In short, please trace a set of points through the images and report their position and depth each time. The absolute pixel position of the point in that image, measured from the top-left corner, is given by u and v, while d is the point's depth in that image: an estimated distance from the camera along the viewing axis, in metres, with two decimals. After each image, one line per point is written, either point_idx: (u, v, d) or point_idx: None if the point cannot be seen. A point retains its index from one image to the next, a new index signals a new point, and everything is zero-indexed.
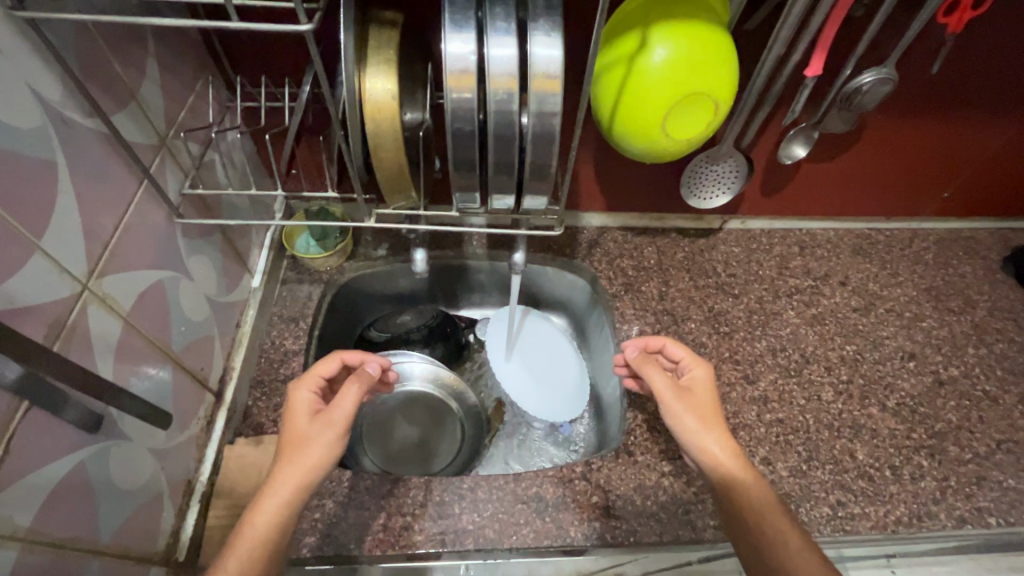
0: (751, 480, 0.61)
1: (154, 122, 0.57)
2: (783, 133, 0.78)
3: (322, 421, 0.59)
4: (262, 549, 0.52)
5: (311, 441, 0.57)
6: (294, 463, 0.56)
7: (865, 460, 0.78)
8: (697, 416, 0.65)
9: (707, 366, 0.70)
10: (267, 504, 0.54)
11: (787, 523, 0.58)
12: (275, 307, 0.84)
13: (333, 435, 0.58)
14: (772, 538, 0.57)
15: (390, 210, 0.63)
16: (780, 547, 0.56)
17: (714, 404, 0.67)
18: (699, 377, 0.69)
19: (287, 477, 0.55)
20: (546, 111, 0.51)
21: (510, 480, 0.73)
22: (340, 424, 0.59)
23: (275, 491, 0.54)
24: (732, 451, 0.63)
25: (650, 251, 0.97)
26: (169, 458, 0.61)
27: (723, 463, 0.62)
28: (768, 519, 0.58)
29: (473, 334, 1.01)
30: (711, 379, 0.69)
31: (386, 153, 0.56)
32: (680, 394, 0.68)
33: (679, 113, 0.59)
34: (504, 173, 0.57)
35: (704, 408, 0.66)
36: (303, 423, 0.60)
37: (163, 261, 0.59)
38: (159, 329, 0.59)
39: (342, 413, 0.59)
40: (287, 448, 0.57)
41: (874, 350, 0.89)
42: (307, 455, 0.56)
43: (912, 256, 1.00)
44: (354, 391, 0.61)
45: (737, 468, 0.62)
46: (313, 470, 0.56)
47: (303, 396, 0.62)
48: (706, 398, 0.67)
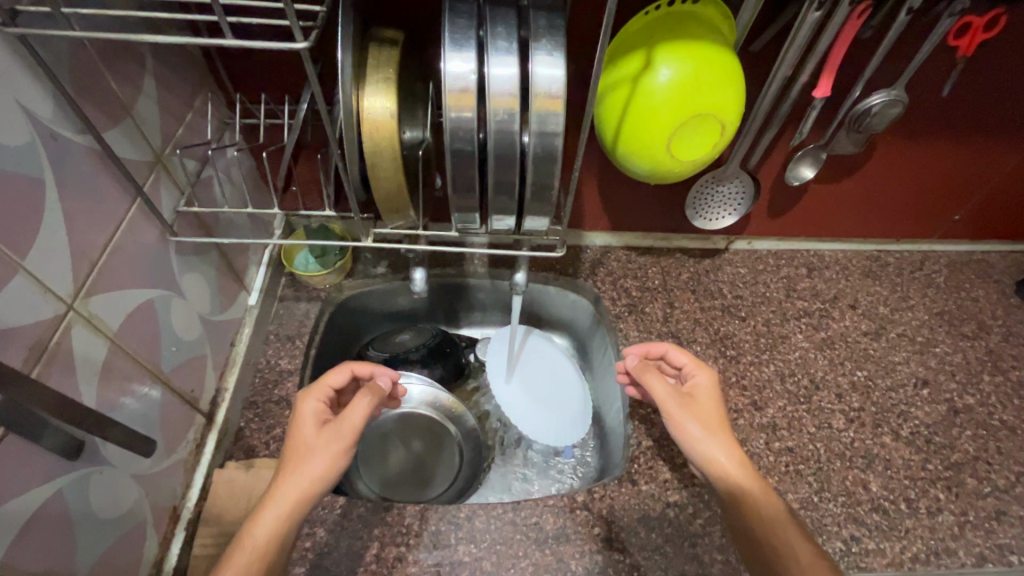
0: (761, 494, 0.58)
1: (149, 138, 0.56)
2: (790, 154, 0.75)
3: (330, 434, 0.56)
4: (258, 566, 0.49)
5: (317, 451, 0.55)
6: (298, 475, 0.53)
7: (879, 492, 0.74)
8: (701, 425, 0.63)
9: (710, 372, 0.68)
10: (268, 516, 0.51)
11: (799, 539, 0.55)
12: (271, 326, 0.83)
13: (341, 447, 0.56)
14: (784, 554, 0.54)
15: (388, 229, 0.62)
16: (794, 563, 0.54)
17: (719, 413, 0.64)
18: (703, 384, 0.67)
19: (288, 490, 0.53)
20: (548, 131, 0.50)
21: (509, 509, 0.70)
22: (347, 437, 0.57)
23: (276, 502, 0.52)
24: (740, 462, 0.60)
25: (654, 271, 0.95)
26: (155, 483, 0.59)
27: (731, 475, 0.59)
28: (781, 533, 0.55)
29: (474, 355, 0.98)
30: (715, 386, 0.67)
31: (384, 172, 0.55)
32: (682, 403, 0.65)
33: (685, 132, 0.57)
34: (505, 195, 0.56)
35: (707, 415, 0.63)
36: (310, 434, 0.57)
37: (154, 279, 0.57)
38: (148, 348, 0.57)
39: (350, 424, 0.57)
40: (291, 459, 0.55)
41: (886, 376, 0.86)
42: (311, 466, 0.54)
43: (923, 279, 0.97)
44: (364, 403, 0.59)
45: (746, 481, 0.59)
46: (316, 483, 0.54)
47: (311, 406, 0.60)
48: (711, 406, 0.65)
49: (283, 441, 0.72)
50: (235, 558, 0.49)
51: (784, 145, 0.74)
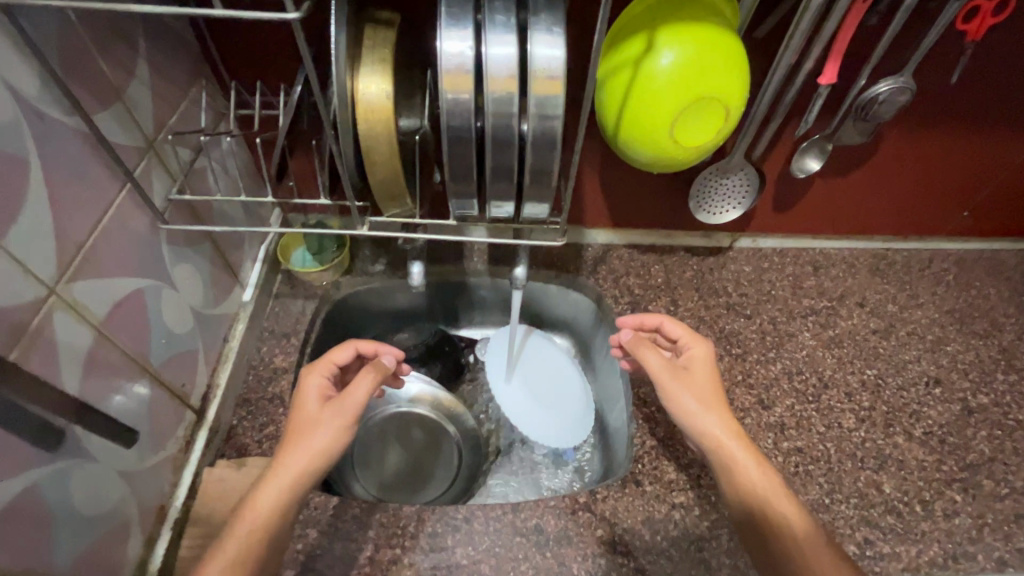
0: (754, 464, 0.59)
1: (141, 124, 0.55)
2: (795, 145, 0.73)
3: (333, 409, 0.58)
4: (262, 531, 0.52)
5: (320, 426, 0.57)
6: (301, 449, 0.55)
7: (892, 494, 0.72)
8: (696, 397, 0.63)
9: (707, 345, 0.67)
10: (272, 487, 0.54)
11: (791, 506, 0.56)
12: (266, 323, 0.81)
13: (344, 423, 0.58)
14: (777, 522, 0.56)
15: (384, 218, 0.60)
16: (784, 529, 0.55)
17: (715, 385, 0.64)
18: (699, 357, 0.66)
19: (292, 463, 0.55)
20: (547, 113, 0.49)
21: (508, 510, 0.67)
22: (349, 413, 0.59)
23: (280, 475, 0.54)
24: (734, 434, 0.60)
25: (657, 269, 0.93)
26: (141, 480, 0.57)
27: (726, 447, 0.60)
28: (774, 501, 0.57)
29: (473, 356, 0.95)
30: (711, 357, 0.66)
31: (380, 157, 0.53)
32: (679, 376, 0.65)
33: (689, 116, 0.56)
34: (503, 180, 0.54)
35: (704, 387, 0.64)
36: (314, 409, 0.60)
37: (144, 268, 0.56)
38: (138, 338, 0.55)
39: (353, 400, 0.59)
40: (296, 433, 0.57)
41: (897, 375, 0.84)
42: (315, 440, 0.56)
43: (932, 277, 0.95)
44: (367, 381, 0.61)
45: (741, 451, 0.60)
46: (319, 456, 0.56)
47: (314, 382, 0.63)
48: (708, 379, 0.65)
49: (275, 440, 0.70)
50: (240, 523, 0.52)
51: (788, 136, 0.73)
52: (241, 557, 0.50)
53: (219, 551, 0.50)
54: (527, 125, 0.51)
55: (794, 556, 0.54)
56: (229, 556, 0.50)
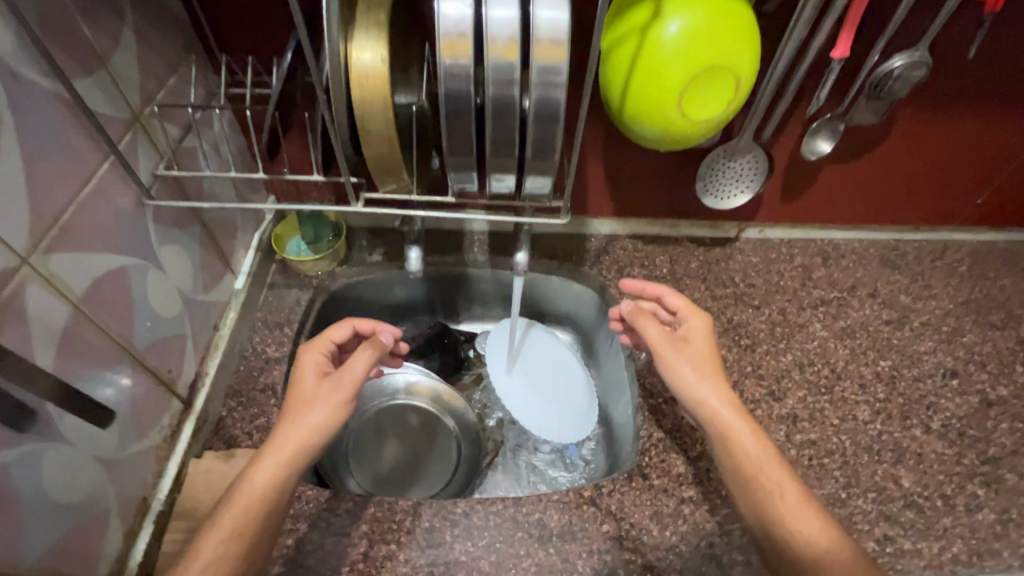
0: (751, 435, 0.57)
1: (127, 95, 0.53)
2: (806, 125, 0.71)
3: (330, 385, 0.57)
4: (258, 508, 0.50)
5: (317, 402, 0.55)
6: (298, 424, 0.54)
7: (911, 488, 0.69)
8: (695, 368, 0.61)
9: (705, 317, 0.65)
10: (268, 463, 0.52)
11: (785, 476, 0.55)
12: (259, 312, 0.79)
13: (341, 399, 0.56)
14: (772, 492, 0.54)
15: (379, 194, 0.57)
16: (778, 499, 0.54)
17: (712, 354, 0.63)
18: (697, 328, 0.65)
19: (289, 439, 0.53)
20: (551, 78, 0.47)
21: (509, 504, 0.64)
22: (347, 390, 0.57)
23: (277, 451, 0.53)
24: (731, 405, 0.58)
25: (662, 260, 0.91)
26: (122, 469, 0.54)
27: (725, 419, 0.58)
28: (767, 472, 0.55)
29: (474, 350, 0.92)
30: (709, 330, 0.65)
31: (375, 128, 0.51)
32: (676, 347, 0.63)
33: (696, 89, 0.53)
34: (503, 152, 0.52)
35: (704, 357, 0.62)
36: (311, 385, 0.58)
37: (128, 246, 0.53)
38: (121, 318, 0.53)
39: (352, 376, 0.58)
40: (293, 408, 0.56)
41: (912, 367, 0.81)
42: (312, 416, 0.54)
43: (945, 268, 0.92)
44: (365, 357, 0.59)
45: (739, 423, 0.58)
46: (315, 433, 0.54)
47: (312, 359, 0.61)
48: (706, 351, 0.63)
49: (266, 431, 0.67)
50: (236, 500, 0.50)
51: (798, 118, 0.70)
52: (239, 532, 0.49)
53: (216, 526, 0.49)
54: (528, 101, 0.49)
55: (786, 524, 0.53)
56: (225, 530, 0.49)
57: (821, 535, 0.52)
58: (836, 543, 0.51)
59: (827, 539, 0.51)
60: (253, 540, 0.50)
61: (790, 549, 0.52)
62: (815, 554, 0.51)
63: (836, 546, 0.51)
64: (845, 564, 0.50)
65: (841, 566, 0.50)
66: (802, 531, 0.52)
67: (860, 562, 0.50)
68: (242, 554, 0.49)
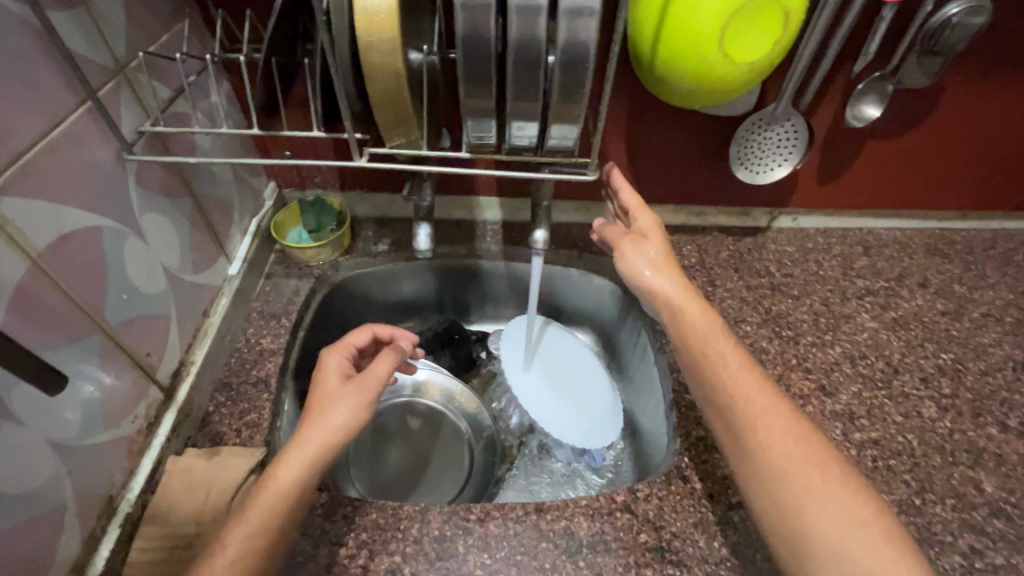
0: (699, 311, 0.56)
1: (110, 42, 0.48)
2: (850, 87, 0.67)
3: (354, 385, 0.51)
4: (283, 509, 0.45)
5: (338, 401, 0.50)
6: (320, 423, 0.48)
7: (995, 494, 0.60)
8: (653, 258, 0.59)
9: (653, 215, 0.62)
10: (292, 459, 0.47)
11: (729, 346, 0.54)
12: (255, 302, 0.73)
13: (365, 400, 0.51)
14: (713, 362, 0.54)
15: (385, 150, 0.51)
16: (722, 367, 0.53)
17: (665, 248, 0.60)
18: (649, 222, 0.61)
19: (313, 436, 0.47)
20: (581, 8, 0.41)
21: (531, 510, 0.56)
22: (372, 390, 0.51)
23: (301, 445, 0.47)
24: (687, 290, 0.57)
25: (690, 249, 0.84)
26: (84, 462, 0.47)
27: (687, 308, 0.56)
28: (710, 342, 0.55)
29: (486, 351, 0.84)
30: (658, 225, 0.61)
31: (380, 67, 0.44)
32: (631, 242, 0.60)
33: (740, 25, 0.48)
34: (526, 95, 0.46)
35: (657, 247, 0.59)
36: (333, 385, 0.52)
37: (104, 206, 0.48)
38: (92, 285, 0.47)
39: (376, 376, 0.52)
40: (315, 407, 0.50)
41: (978, 360, 0.72)
42: (334, 414, 0.49)
43: (1000, 257, 0.84)
44: (389, 358, 0.54)
45: (692, 304, 0.56)
46: (340, 432, 0.48)
47: (334, 361, 0.56)
48: (660, 244, 0.60)
49: (256, 429, 0.60)
50: (260, 496, 0.45)
51: (840, 79, 0.67)
52: (263, 535, 0.44)
53: (241, 520, 0.44)
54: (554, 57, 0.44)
55: (728, 391, 0.52)
56: (249, 527, 0.44)
57: (759, 397, 0.51)
58: (773, 403, 0.51)
59: (764, 399, 0.51)
60: (274, 543, 0.45)
61: (728, 411, 0.52)
62: (753, 413, 0.50)
63: (775, 408, 0.51)
64: (778, 420, 0.50)
65: (774, 421, 0.50)
66: (740, 395, 0.51)
67: (796, 419, 0.50)
68: (266, 555, 0.44)
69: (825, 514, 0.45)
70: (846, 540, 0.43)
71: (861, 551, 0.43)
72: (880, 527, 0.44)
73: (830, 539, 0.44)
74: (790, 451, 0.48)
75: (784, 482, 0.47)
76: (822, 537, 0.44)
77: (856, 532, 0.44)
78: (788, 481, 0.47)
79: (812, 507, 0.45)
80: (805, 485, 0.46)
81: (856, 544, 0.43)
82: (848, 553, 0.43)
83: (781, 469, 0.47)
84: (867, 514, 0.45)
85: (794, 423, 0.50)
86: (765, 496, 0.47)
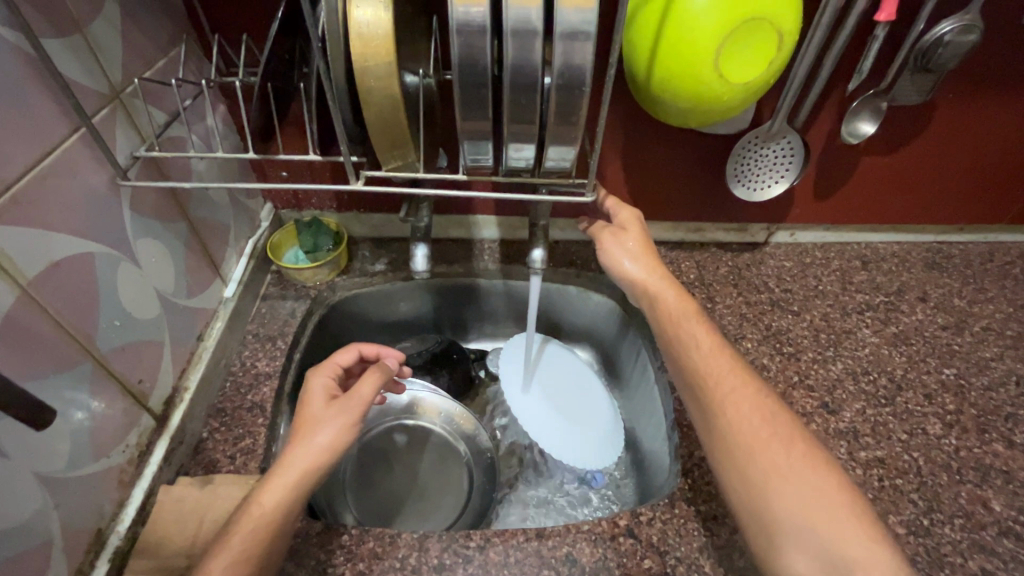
0: (674, 298, 0.59)
1: (106, 67, 0.48)
2: (844, 105, 0.68)
3: (338, 407, 0.50)
4: (268, 535, 0.45)
5: (323, 424, 0.49)
6: (303, 446, 0.48)
7: (1004, 513, 0.59)
8: (633, 249, 0.61)
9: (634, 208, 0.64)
10: (277, 483, 0.46)
11: (702, 330, 0.57)
12: (251, 324, 0.72)
13: (351, 422, 0.50)
14: (686, 341, 0.56)
15: (381, 173, 0.51)
16: (694, 348, 0.55)
17: (645, 241, 0.62)
18: (629, 218, 0.63)
19: (297, 461, 0.47)
20: (577, 31, 0.41)
21: (532, 536, 0.54)
22: (356, 412, 0.50)
23: (285, 471, 0.46)
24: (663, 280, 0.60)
25: (689, 266, 0.84)
26: (72, 493, 0.46)
27: (665, 297, 0.59)
28: (684, 326, 0.57)
29: (484, 370, 0.83)
30: (639, 218, 0.63)
31: (376, 91, 0.44)
32: (611, 235, 0.63)
33: (735, 47, 0.48)
34: (522, 117, 0.46)
35: (636, 239, 0.61)
36: (319, 407, 0.52)
37: (96, 231, 0.48)
38: (82, 312, 0.46)
39: (361, 398, 0.51)
40: (299, 431, 0.50)
41: (981, 375, 0.71)
42: (319, 437, 0.48)
43: (997, 270, 0.84)
44: (374, 378, 0.53)
45: (668, 291, 0.59)
46: (324, 454, 0.48)
47: (320, 383, 0.55)
48: (639, 235, 0.62)
49: (251, 455, 0.59)
50: (243, 524, 0.45)
51: (834, 97, 0.67)
52: (247, 561, 0.44)
53: (224, 547, 0.44)
54: (551, 79, 0.45)
55: (699, 372, 0.54)
56: (234, 552, 0.44)
57: (729, 376, 0.53)
58: (742, 382, 0.52)
59: (734, 380, 0.53)
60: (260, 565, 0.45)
61: (700, 392, 0.53)
62: (722, 394, 0.52)
63: (745, 389, 0.52)
64: (745, 397, 0.52)
65: (742, 401, 0.51)
66: (710, 375, 0.53)
67: (766, 401, 0.52)
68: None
69: (788, 488, 0.46)
70: (806, 512, 0.45)
71: (822, 524, 0.45)
72: (842, 501, 0.46)
73: (793, 510, 0.45)
74: (756, 430, 0.49)
75: (752, 458, 0.48)
76: (784, 509, 0.46)
77: (816, 503, 0.46)
78: (753, 455, 0.48)
79: (777, 482, 0.47)
80: (768, 460, 0.48)
81: (816, 515, 0.45)
82: (808, 524, 0.45)
83: (744, 447, 0.49)
84: (830, 488, 0.46)
85: (763, 403, 0.51)
86: (731, 471, 0.49)
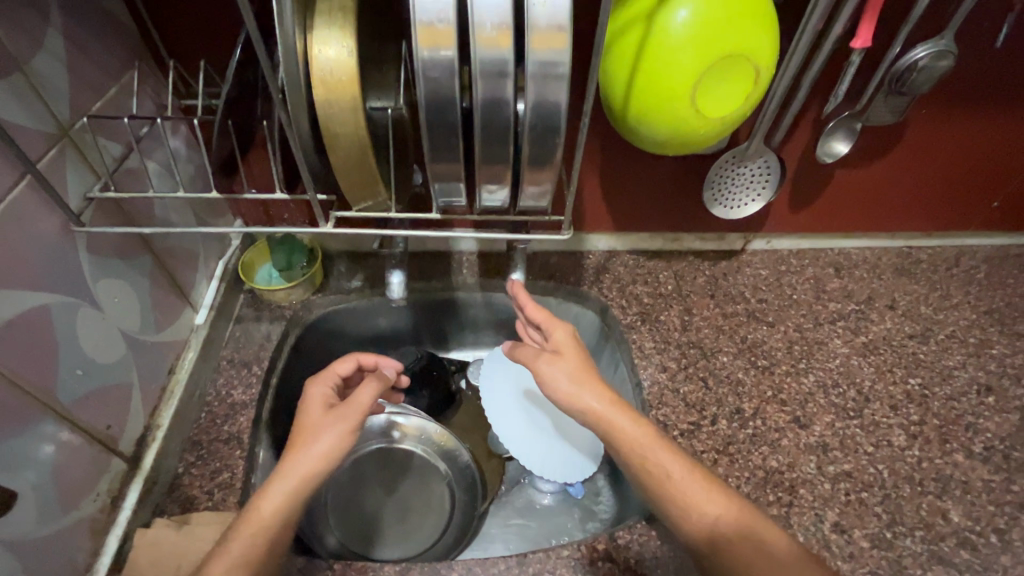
0: (629, 423, 0.49)
1: (50, 105, 0.45)
2: (819, 122, 0.68)
3: (337, 414, 0.51)
4: (266, 537, 0.44)
5: (322, 431, 0.49)
6: (303, 452, 0.48)
7: (962, 523, 0.62)
8: (571, 373, 0.52)
9: (569, 325, 0.57)
10: (275, 489, 0.46)
11: (669, 456, 0.48)
12: (225, 350, 0.70)
13: (348, 428, 0.50)
14: (655, 471, 0.48)
15: (353, 212, 0.50)
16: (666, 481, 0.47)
17: (588, 362, 0.54)
18: (563, 338, 0.56)
19: (298, 465, 0.47)
20: (550, 72, 0.40)
21: (513, 566, 0.55)
22: (354, 418, 0.51)
23: (284, 477, 0.47)
24: (614, 404, 0.50)
25: (666, 276, 0.83)
26: (40, 553, 0.45)
27: (619, 426, 0.49)
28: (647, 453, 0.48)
29: (466, 381, 0.83)
30: (575, 335, 0.56)
31: (342, 136, 0.43)
32: (545, 359, 0.55)
33: (711, 79, 0.47)
34: (496, 156, 0.45)
35: (572, 365, 0.53)
36: (317, 414, 0.52)
37: (49, 280, 0.45)
38: (39, 367, 0.44)
39: (359, 405, 0.51)
40: (297, 439, 0.50)
41: (944, 384, 0.74)
42: (319, 444, 0.48)
43: (964, 276, 0.86)
44: (372, 387, 0.53)
45: (620, 416, 0.50)
46: (324, 460, 0.48)
47: (317, 392, 0.55)
48: (576, 358, 0.54)
49: (229, 490, 0.58)
50: (242, 529, 0.44)
51: (812, 114, 0.67)
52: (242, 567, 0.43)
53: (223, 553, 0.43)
54: (524, 115, 0.43)
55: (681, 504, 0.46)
56: (231, 557, 0.43)
57: (709, 503, 0.46)
58: (723, 504, 0.46)
59: (711, 501, 0.46)
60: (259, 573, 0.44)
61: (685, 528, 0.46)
62: (699, 519, 0.45)
63: (722, 504, 0.46)
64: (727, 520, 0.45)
65: (735, 531, 0.44)
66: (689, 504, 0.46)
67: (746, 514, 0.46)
68: None
69: None
70: None
71: None
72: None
73: None
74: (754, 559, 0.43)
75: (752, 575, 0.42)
76: None
77: None
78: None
79: None
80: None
81: None
82: None
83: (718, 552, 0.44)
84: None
85: (745, 520, 0.45)
86: None
